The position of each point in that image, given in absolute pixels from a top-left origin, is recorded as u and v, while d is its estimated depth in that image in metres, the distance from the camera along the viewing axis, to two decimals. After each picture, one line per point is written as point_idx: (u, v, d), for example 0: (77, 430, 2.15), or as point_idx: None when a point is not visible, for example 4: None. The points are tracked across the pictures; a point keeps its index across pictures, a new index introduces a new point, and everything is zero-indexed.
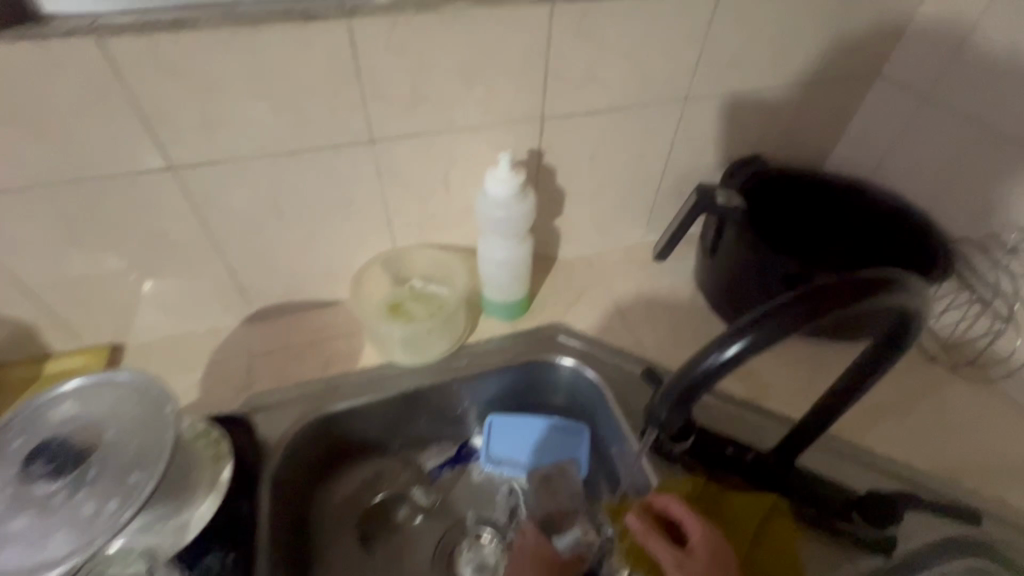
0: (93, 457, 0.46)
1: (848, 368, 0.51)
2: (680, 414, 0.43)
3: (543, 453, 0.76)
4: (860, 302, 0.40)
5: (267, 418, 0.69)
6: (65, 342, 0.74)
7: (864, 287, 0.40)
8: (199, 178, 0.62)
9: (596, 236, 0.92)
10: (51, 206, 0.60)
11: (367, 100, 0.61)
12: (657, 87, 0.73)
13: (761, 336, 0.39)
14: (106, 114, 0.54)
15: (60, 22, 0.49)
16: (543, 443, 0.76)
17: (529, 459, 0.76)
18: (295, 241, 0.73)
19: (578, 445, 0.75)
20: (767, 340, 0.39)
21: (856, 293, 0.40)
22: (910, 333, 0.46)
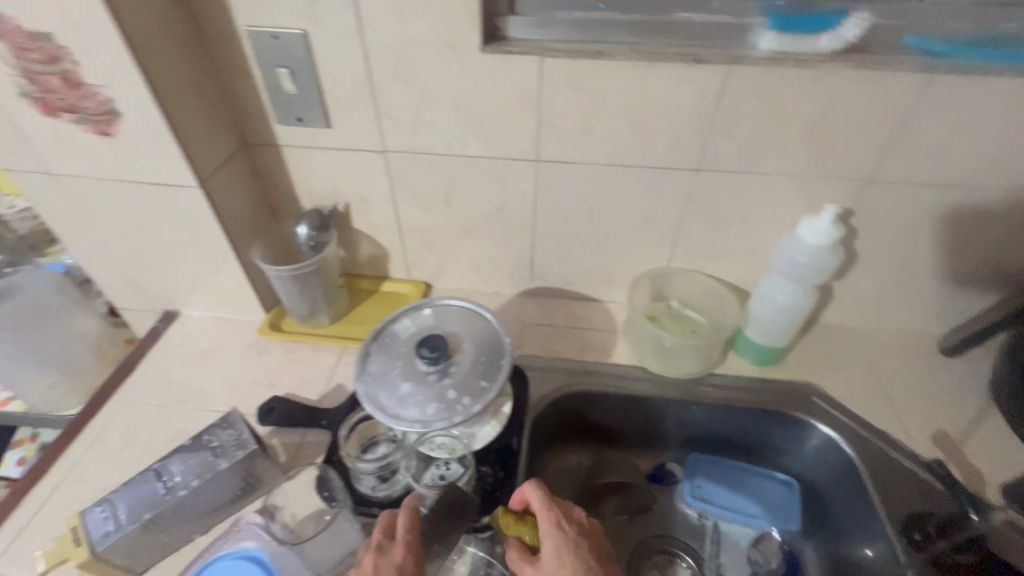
0: (455, 358, 0.61)
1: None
2: None
3: (749, 502, 0.78)
4: None
5: (533, 377, 0.82)
6: (399, 271, 0.96)
7: None
8: (551, 172, 0.76)
9: (872, 309, 0.87)
10: (445, 172, 0.79)
11: (711, 134, 0.69)
12: (1019, 171, 0.67)
13: None
14: (515, 112, 0.70)
15: (517, 42, 0.66)
16: (749, 491, 0.79)
17: (733, 504, 0.78)
18: (592, 239, 0.84)
19: (790, 501, 0.77)
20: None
21: None
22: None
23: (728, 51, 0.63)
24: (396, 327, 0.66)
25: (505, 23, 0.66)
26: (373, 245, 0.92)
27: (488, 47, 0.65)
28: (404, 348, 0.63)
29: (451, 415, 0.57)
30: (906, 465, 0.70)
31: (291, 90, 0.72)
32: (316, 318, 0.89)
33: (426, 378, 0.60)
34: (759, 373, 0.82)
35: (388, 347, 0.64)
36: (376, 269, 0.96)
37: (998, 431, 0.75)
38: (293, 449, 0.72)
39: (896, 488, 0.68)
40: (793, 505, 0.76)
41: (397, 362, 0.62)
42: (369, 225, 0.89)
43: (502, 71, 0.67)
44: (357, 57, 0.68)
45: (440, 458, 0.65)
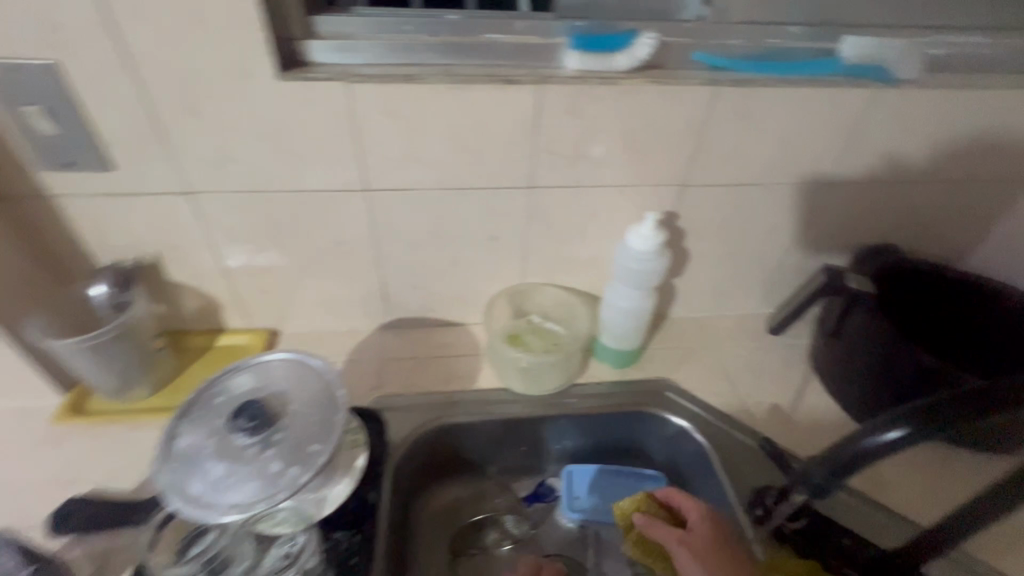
0: (280, 423, 0.54)
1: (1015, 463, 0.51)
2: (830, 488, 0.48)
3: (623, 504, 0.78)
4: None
5: (394, 418, 0.77)
6: (237, 321, 0.86)
7: None
8: (384, 201, 0.72)
9: (710, 300, 0.94)
10: (266, 210, 0.71)
11: (536, 152, 0.69)
12: (801, 168, 0.76)
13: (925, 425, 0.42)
14: (331, 141, 0.65)
15: (320, 67, 0.62)
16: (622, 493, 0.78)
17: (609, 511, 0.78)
18: (442, 264, 0.81)
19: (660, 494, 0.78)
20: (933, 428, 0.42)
21: None
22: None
23: (537, 71, 0.64)
24: (210, 396, 0.58)
25: (304, 48, 0.61)
26: (198, 296, 0.81)
27: (287, 74, 0.60)
28: (220, 420, 0.55)
29: (275, 490, 0.50)
30: (748, 443, 0.76)
31: (48, 130, 0.60)
32: (132, 391, 0.76)
33: (245, 452, 0.52)
34: (619, 376, 0.84)
35: (200, 421, 0.55)
36: (208, 322, 0.85)
37: (819, 397, 0.84)
38: (100, 558, 0.60)
39: (742, 468, 0.73)
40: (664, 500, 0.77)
41: (210, 438, 0.53)
42: (188, 276, 0.78)
43: (308, 100, 0.61)
44: (128, 90, 0.59)
45: (283, 535, 0.58)
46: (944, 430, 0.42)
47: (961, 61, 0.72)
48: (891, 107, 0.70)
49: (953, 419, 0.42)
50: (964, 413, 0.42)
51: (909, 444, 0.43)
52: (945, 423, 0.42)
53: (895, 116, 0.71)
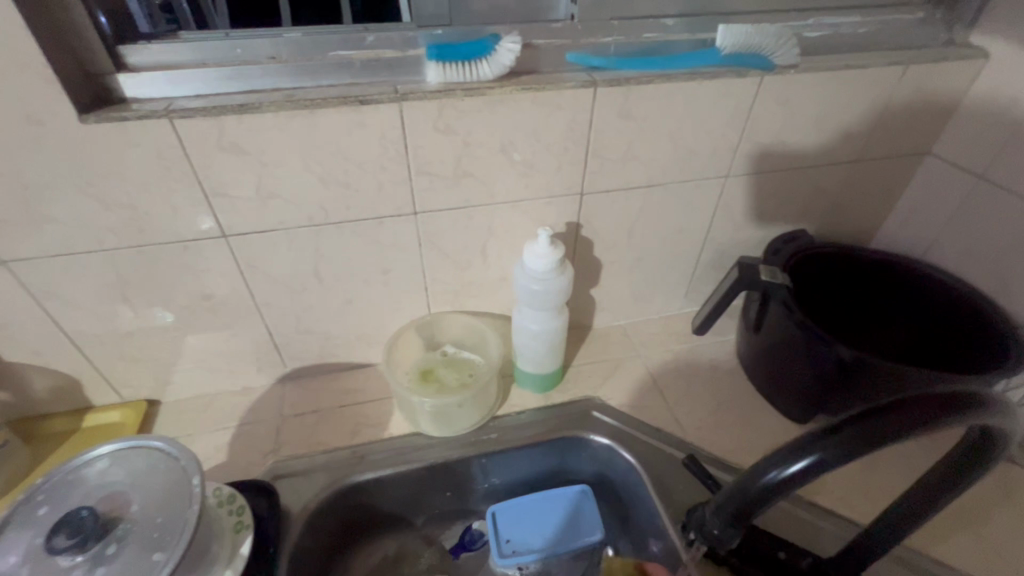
0: (116, 532, 0.45)
1: (942, 461, 0.46)
2: (734, 529, 0.43)
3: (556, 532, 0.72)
4: (938, 423, 0.37)
5: (293, 485, 0.68)
6: (105, 396, 0.75)
7: (940, 403, 0.37)
8: (250, 246, 0.64)
9: (632, 306, 0.90)
10: (106, 270, 0.62)
11: (412, 175, 0.63)
12: (698, 164, 0.73)
13: (832, 455, 0.37)
14: (168, 186, 0.57)
15: (139, 103, 0.53)
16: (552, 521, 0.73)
17: (543, 543, 0.71)
18: (334, 305, 0.74)
19: (590, 511, 0.73)
20: (839, 458, 0.36)
21: (935, 411, 0.37)
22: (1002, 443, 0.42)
23: (397, 87, 0.58)
24: (31, 508, 0.48)
25: (116, 83, 0.53)
26: (49, 375, 0.70)
27: (91, 115, 0.51)
28: (40, 539, 0.45)
29: None
30: (679, 457, 0.72)
31: None
32: None
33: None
34: (542, 401, 0.79)
35: (15, 541, 0.46)
36: (69, 402, 0.74)
37: (748, 395, 0.82)
38: None
39: (673, 485, 0.69)
40: (595, 515, 0.72)
41: (25, 563, 0.44)
42: (29, 355, 0.67)
43: (126, 142, 0.53)
44: None
45: None
46: (849, 461, 0.37)
47: (838, 42, 0.71)
48: (777, 94, 0.68)
49: (861, 446, 0.36)
50: (873, 438, 0.36)
51: (812, 478, 0.38)
52: (852, 453, 0.37)
53: (783, 102, 0.69)
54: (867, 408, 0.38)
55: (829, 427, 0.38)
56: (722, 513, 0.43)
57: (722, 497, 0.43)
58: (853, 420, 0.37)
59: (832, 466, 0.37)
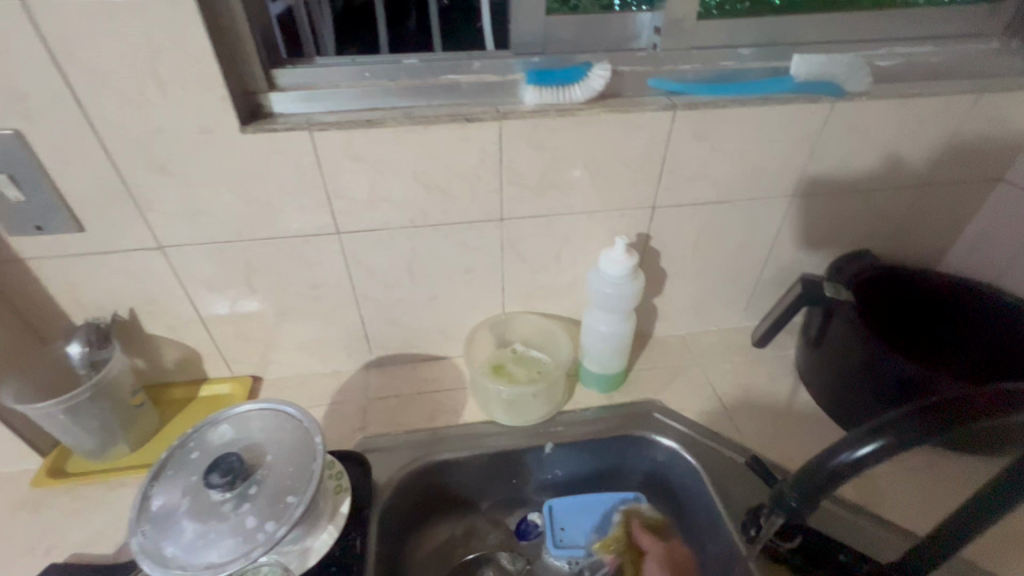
0: (257, 476, 0.53)
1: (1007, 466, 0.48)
2: (807, 506, 0.46)
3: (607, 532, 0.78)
4: (1000, 416, 0.40)
5: (380, 459, 0.75)
6: (219, 370, 0.85)
7: (1001, 397, 0.41)
8: (357, 243, 0.73)
9: (692, 317, 0.94)
10: (238, 258, 0.72)
11: (503, 185, 0.70)
12: (766, 183, 0.77)
13: (898, 440, 0.41)
14: (299, 188, 0.66)
15: (284, 118, 0.63)
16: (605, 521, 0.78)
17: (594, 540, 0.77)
18: (421, 300, 0.82)
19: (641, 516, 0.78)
20: (905, 443, 0.40)
21: (995, 405, 0.41)
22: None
23: (497, 107, 0.66)
24: (185, 452, 0.57)
25: (267, 100, 0.63)
26: (178, 348, 0.81)
27: (249, 126, 0.61)
28: (195, 477, 0.54)
29: (251, 547, 0.49)
30: (738, 461, 0.75)
31: (16, 197, 0.61)
32: (112, 450, 0.75)
33: (221, 508, 0.51)
34: (605, 401, 0.84)
35: (175, 478, 0.55)
36: (189, 373, 0.85)
37: (807, 408, 0.84)
38: None
39: (733, 487, 0.72)
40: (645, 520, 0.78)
41: (185, 495, 0.53)
42: (166, 329, 0.78)
43: (272, 150, 0.62)
44: (95, 153, 0.60)
45: None
46: (915, 446, 0.40)
47: (909, 71, 0.74)
48: (847, 120, 0.72)
49: (925, 433, 0.40)
50: (936, 426, 0.40)
51: (880, 462, 0.42)
52: (918, 439, 0.40)
53: (853, 126, 0.73)
54: (932, 401, 0.41)
55: (894, 416, 0.42)
56: (793, 489, 0.46)
57: (794, 476, 0.46)
58: (919, 410, 0.41)
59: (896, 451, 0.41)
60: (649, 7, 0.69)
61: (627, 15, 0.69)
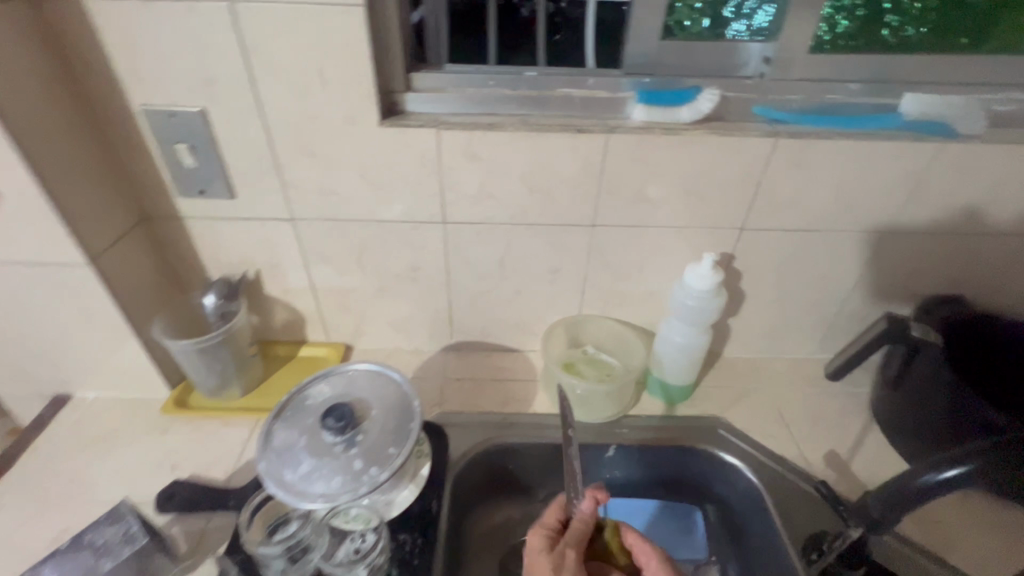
0: (363, 426, 0.61)
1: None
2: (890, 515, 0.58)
3: None
4: None
5: (454, 434, 0.82)
6: (317, 335, 0.95)
7: None
8: (459, 233, 0.80)
9: (765, 341, 0.95)
10: (354, 235, 0.80)
11: (601, 194, 0.75)
12: (860, 216, 0.78)
13: (980, 466, 0.50)
14: (418, 179, 0.74)
15: (415, 115, 0.71)
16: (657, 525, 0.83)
17: None
18: (506, 292, 0.88)
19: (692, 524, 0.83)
20: (983, 470, 0.50)
21: None
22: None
23: (606, 121, 0.71)
24: (301, 398, 0.65)
25: (402, 99, 0.71)
26: (288, 310, 0.91)
27: (387, 121, 0.69)
28: (311, 420, 0.62)
29: (358, 485, 0.56)
30: (803, 487, 0.75)
31: (191, 164, 0.71)
32: (227, 391, 0.85)
33: (333, 449, 0.59)
34: (671, 411, 0.86)
35: (293, 419, 0.63)
36: (292, 334, 0.94)
37: (878, 447, 0.83)
38: (195, 537, 0.67)
39: (796, 511, 0.73)
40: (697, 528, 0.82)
41: (303, 434, 0.60)
42: (283, 292, 0.88)
43: (402, 143, 0.70)
44: (259, 132, 0.70)
45: (356, 530, 0.64)
46: (1001, 475, 0.49)
47: None
48: (954, 161, 0.72)
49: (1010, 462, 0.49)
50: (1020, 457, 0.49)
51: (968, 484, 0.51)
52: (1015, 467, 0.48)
53: (959, 168, 0.73)
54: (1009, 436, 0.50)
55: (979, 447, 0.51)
56: (877, 501, 0.58)
57: (876, 490, 0.58)
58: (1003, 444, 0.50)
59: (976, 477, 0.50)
60: (763, 38, 0.71)
61: (740, 44, 0.71)
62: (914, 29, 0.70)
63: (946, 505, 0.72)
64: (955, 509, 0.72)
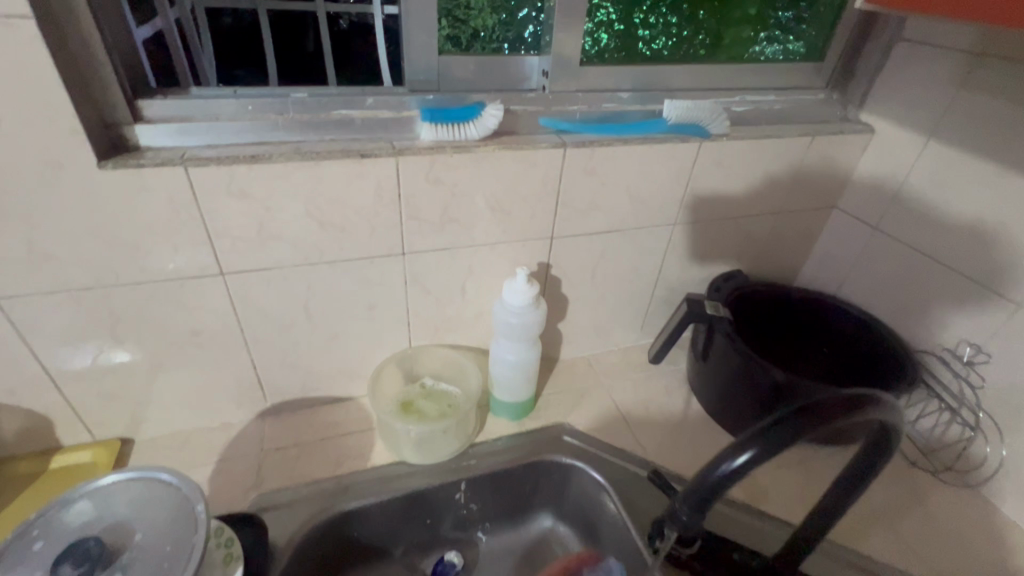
0: (121, 561, 0.47)
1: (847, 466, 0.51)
2: (700, 517, 0.44)
3: None
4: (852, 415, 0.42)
5: (278, 517, 0.69)
6: (76, 436, 0.74)
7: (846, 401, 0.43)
8: (244, 283, 0.68)
9: (595, 339, 0.99)
10: (98, 306, 0.63)
11: (404, 220, 0.70)
12: (650, 213, 0.84)
13: (766, 447, 0.41)
14: (175, 227, 0.60)
15: (153, 152, 0.58)
16: None
17: None
18: (320, 340, 0.77)
19: None
20: (772, 448, 0.41)
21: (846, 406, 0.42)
22: (896, 435, 0.47)
23: (392, 143, 0.66)
24: (27, 543, 0.48)
25: (133, 132, 0.58)
26: (20, 415, 0.69)
27: (109, 161, 0.55)
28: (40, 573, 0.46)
29: None
30: (643, 474, 0.79)
31: None
32: None
33: None
34: (516, 428, 0.85)
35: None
36: (38, 443, 0.72)
37: (700, 418, 0.91)
38: None
39: (637, 500, 0.76)
40: None
41: None
42: (3, 394, 0.66)
43: (139, 187, 0.57)
44: None
45: None
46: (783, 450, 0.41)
47: (758, 116, 0.86)
48: (712, 156, 0.81)
49: (788, 438, 0.41)
50: (795, 432, 0.41)
51: (755, 469, 0.41)
52: (787, 441, 0.41)
53: (718, 162, 0.82)
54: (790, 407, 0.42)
55: (763, 427, 0.42)
56: (684, 499, 0.44)
57: (686, 490, 0.44)
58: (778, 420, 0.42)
59: (768, 456, 0.41)
60: (536, 52, 0.74)
61: (517, 59, 0.73)
62: (663, 44, 0.79)
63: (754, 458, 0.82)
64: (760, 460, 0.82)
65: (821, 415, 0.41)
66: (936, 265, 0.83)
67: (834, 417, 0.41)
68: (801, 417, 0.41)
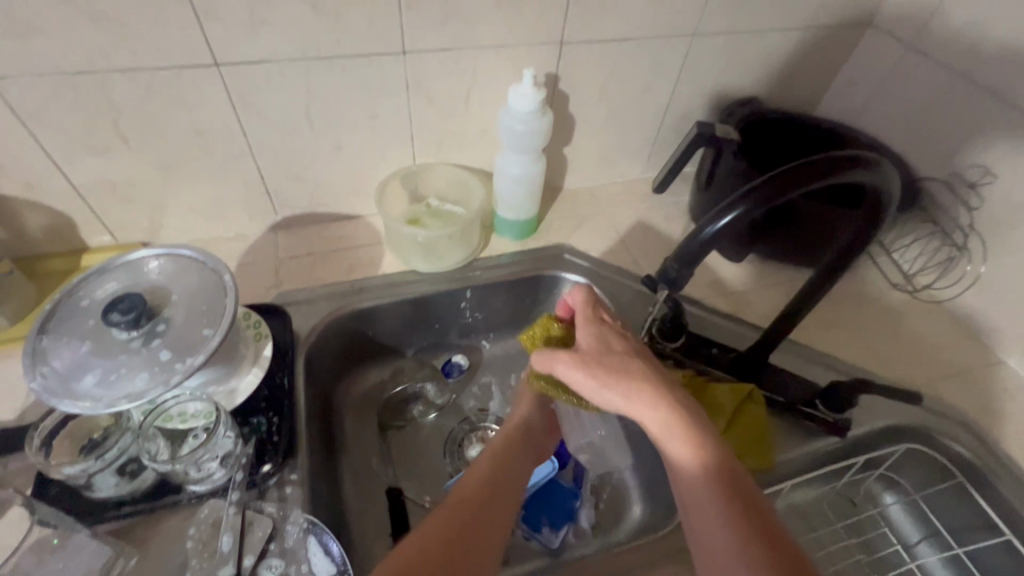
0: (162, 315, 0.52)
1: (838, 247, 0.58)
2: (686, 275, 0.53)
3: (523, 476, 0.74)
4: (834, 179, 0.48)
5: (298, 311, 0.76)
6: (100, 238, 0.77)
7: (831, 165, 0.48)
8: (242, 77, 0.65)
9: (600, 168, 0.98)
10: (95, 95, 0.62)
11: (403, 11, 0.65)
12: (669, 18, 0.78)
13: (746, 206, 0.48)
14: (160, 3, 0.57)
15: None
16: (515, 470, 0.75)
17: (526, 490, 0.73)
18: (323, 150, 0.77)
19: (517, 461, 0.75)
20: (754, 205, 0.47)
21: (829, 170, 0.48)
22: (887, 213, 0.52)
23: None
24: (76, 301, 0.53)
25: None
26: (43, 213, 0.72)
27: None
28: (92, 322, 0.51)
29: (168, 376, 0.48)
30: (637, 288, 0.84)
31: None
32: None
33: (129, 343, 0.50)
34: (519, 247, 0.88)
35: (69, 325, 0.51)
36: (66, 241, 0.76)
37: None
38: None
39: (630, 309, 0.82)
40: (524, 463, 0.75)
41: (86, 339, 0.50)
42: (22, 188, 0.68)
43: None
44: None
45: (196, 427, 0.57)
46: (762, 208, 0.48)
47: None
48: None
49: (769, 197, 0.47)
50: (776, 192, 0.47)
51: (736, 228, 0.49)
52: (766, 198, 0.47)
53: None
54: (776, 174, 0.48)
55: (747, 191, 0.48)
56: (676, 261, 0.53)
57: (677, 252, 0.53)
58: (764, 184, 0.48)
59: (758, 208, 0.48)
60: None
61: None
62: None
63: (743, 278, 0.86)
64: (749, 279, 0.86)
65: (802, 177, 0.47)
66: (963, 84, 0.79)
67: (817, 181, 0.47)
68: (782, 182, 0.48)
